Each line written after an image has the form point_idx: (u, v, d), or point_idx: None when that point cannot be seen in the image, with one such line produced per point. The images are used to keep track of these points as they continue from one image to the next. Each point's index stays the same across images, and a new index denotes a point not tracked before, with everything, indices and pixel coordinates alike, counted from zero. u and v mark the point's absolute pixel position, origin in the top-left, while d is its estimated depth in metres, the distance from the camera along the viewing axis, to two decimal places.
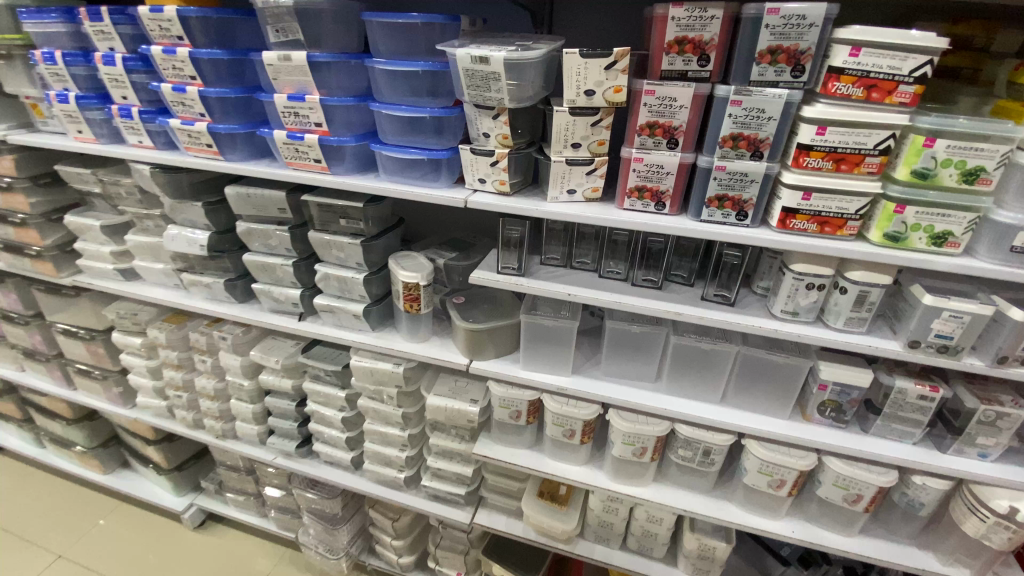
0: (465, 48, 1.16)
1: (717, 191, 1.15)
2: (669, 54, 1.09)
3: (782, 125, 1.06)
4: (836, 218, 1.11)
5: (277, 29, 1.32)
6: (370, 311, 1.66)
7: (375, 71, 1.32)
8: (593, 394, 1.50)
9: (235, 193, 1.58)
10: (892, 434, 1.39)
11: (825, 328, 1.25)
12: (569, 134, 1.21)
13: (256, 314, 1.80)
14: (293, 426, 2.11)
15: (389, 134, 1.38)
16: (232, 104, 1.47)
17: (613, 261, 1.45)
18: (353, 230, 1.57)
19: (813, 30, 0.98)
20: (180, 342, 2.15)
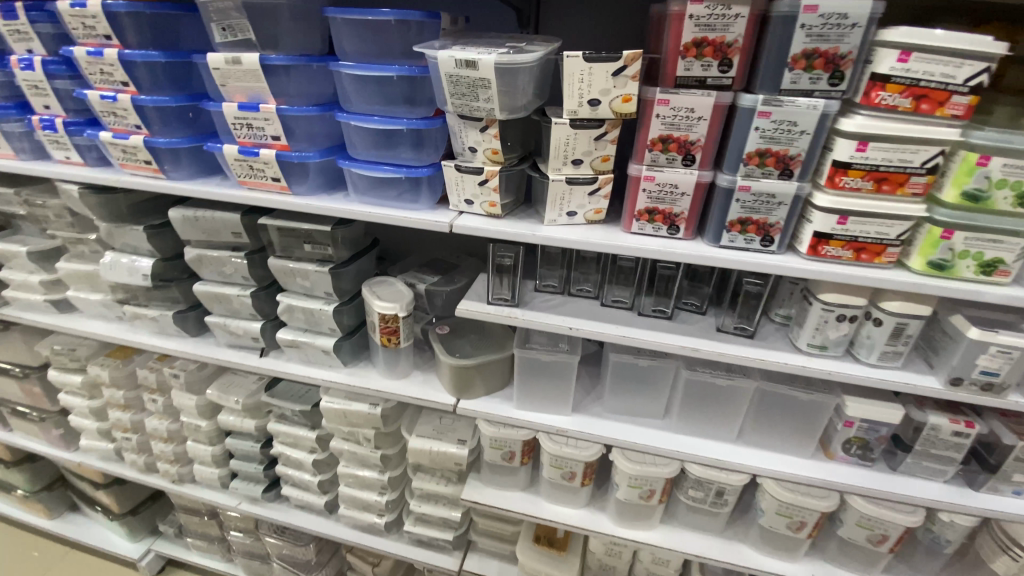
0: (448, 50, 0.99)
1: (740, 214, 1.01)
2: (685, 58, 0.94)
3: (816, 140, 0.93)
4: (875, 244, 0.98)
5: (224, 26, 1.13)
6: (342, 345, 1.47)
7: (341, 76, 1.14)
8: (597, 436, 1.35)
9: (179, 216, 1.37)
10: (923, 472, 1.28)
11: (856, 363, 1.13)
12: (570, 150, 1.05)
13: (210, 350, 1.58)
14: (258, 469, 1.90)
15: (360, 148, 1.20)
16: (174, 114, 1.27)
17: (617, 288, 1.30)
18: (320, 256, 1.37)
19: (855, 31, 0.85)
20: (126, 381, 1.93)
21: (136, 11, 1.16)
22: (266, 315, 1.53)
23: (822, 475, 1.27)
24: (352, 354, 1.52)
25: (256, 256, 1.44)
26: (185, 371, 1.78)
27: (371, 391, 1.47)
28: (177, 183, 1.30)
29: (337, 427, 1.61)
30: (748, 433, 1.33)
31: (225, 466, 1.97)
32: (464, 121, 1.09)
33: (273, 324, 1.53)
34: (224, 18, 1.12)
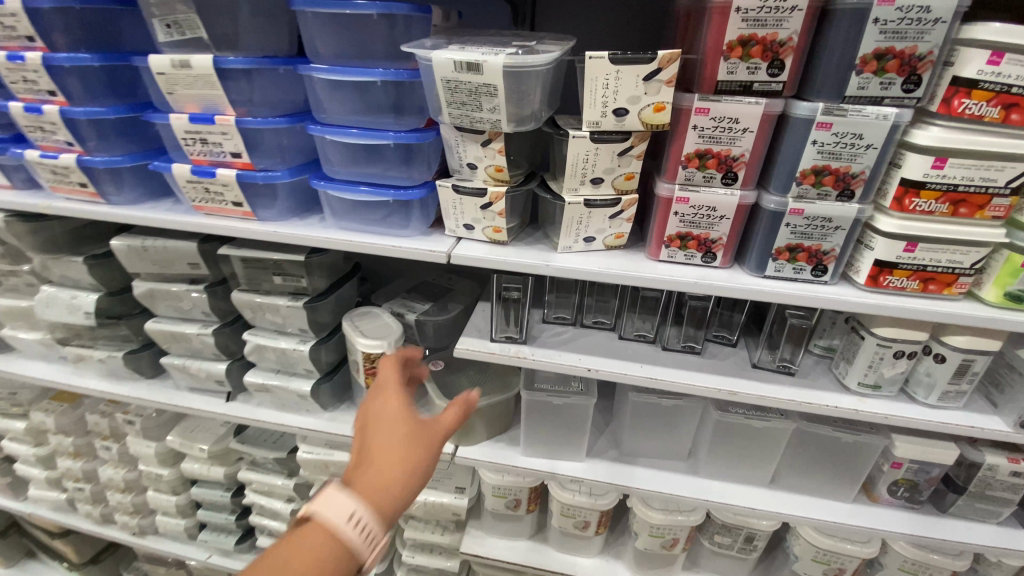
0: (444, 51, 0.82)
1: (789, 241, 0.87)
2: (728, 58, 0.79)
3: (883, 155, 0.79)
4: (945, 274, 0.85)
5: (168, 22, 0.93)
6: (321, 389, 1.28)
7: (313, 81, 0.96)
8: (615, 485, 1.20)
9: (123, 246, 1.17)
10: (974, 514, 1.16)
11: (911, 403, 1.00)
12: (589, 167, 0.89)
13: (168, 396, 1.38)
14: (230, 520, 1.69)
15: (337, 165, 1.02)
16: (113, 128, 1.07)
17: (638, 318, 1.17)
18: (292, 289, 1.19)
19: (938, 28, 0.72)
20: (75, 427, 1.71)
21: (62, 6, 0.96)
22: (233, 354, 1.34)
23: (868, 523, 1.14)
24: (333, 397, 1.33)
25: (218, 288, 1.25)
26: (142, 415, 1.56)
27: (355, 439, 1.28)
28: (120, 208, 1.10)
29: (316, 478, 1.42)
30: (783, 475, 1.20)
31: (192, 516, 1.75)
32: (462, 134, 0.93)
33: (240, 364, 1.34)
34: (168, 12, 0.92)
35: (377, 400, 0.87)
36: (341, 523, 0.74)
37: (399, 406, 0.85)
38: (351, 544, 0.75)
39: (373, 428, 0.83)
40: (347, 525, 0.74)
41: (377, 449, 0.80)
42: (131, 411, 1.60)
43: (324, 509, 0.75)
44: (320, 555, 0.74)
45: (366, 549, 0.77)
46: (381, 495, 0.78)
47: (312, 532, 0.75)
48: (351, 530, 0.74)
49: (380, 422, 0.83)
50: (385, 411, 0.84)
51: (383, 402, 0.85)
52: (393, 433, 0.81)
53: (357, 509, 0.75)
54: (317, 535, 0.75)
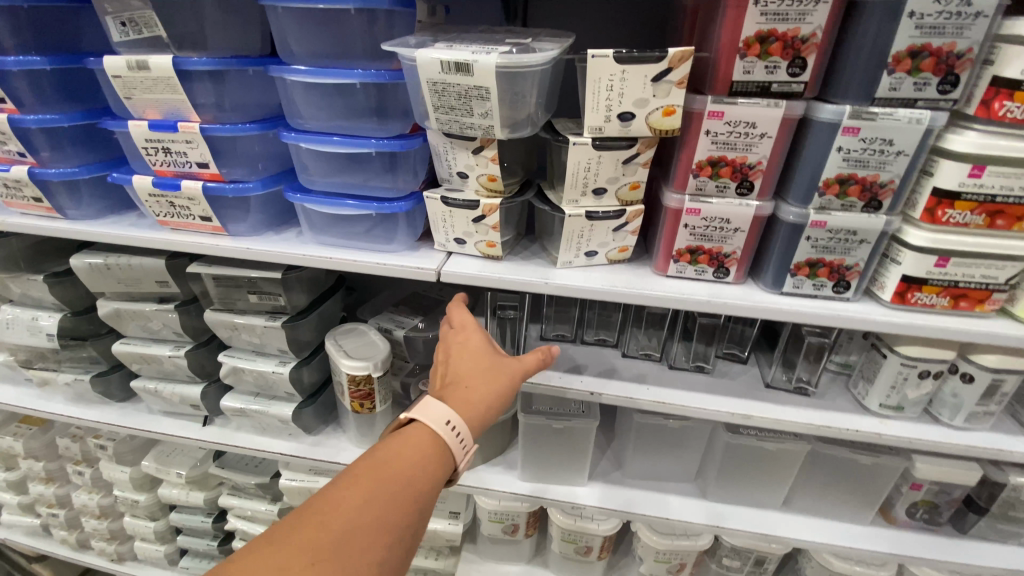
0: (430, 49, 0.74)
1: (810, 255, 0.80)
2: (744, 56, 0.71)
3: (914, 163, 0.73)
4: (978, 290, 0.78)
5: (122, 20, 0.84)
6: (303, 413, 1.19)
7: (286, 84, 0.87)
8: (619, 511, 1.12)
9: (84, 265, 1.09)
10: (996, 535, 1.08)
11: (936, 425, 0.93)
12: (591, 177, 0.82)
13: (140, 421, 1.28)
14: (212, 546, 1.56)
15: (315, 175, 0.93)
16: (68, 136, 0.98)
17: (644, 334, 1.10)
18: (269, 307, 1.10)
19: (980, 22, 0.65)
20: (47, 451, 1.57)
21: (8, 6, 0.86)
22: (209, 376, 1.25)
23: (887, 548, 1.06)
24: (318, 419, 1.25)
25: (190, 307, 1.16)
26: (115, 439, 1.46)
27: (340, 466, 1.19)
28: (78, 225, 1.01)
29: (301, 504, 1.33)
30: (797, 498, 1.13)
31: (174, 541, 1.61)
32: (451, 140, 0.84)
33: (217, 386, 1.25)
34: (123, 9, 0.84)
35: (457, 334, 0.85)
36: (441, 429, 0.73)
37: (480, 335, 0.84)
38: (447, 450, 0.73)
39: (454, 360, 0.82)
40: (448, 431, 0.73)
41: (463, 377, 0.79)
42: (103, 434, 1.49)
43: (425, 417, 0.74)
44: (422, 455, 0.71)
45: (461, 456, 0.75)
46: (472, 410, 0.76)
47: (411, 437, 0.73)
48: (451, 437, 0.73)
49: (463, 350, 0.82)
50: (466, 341, 0.83)
51: (464, 337, 0.84)
52: (475, 360, 0.81)
53: (454, 417, 0.74)
54: (417, 439, 0.72)
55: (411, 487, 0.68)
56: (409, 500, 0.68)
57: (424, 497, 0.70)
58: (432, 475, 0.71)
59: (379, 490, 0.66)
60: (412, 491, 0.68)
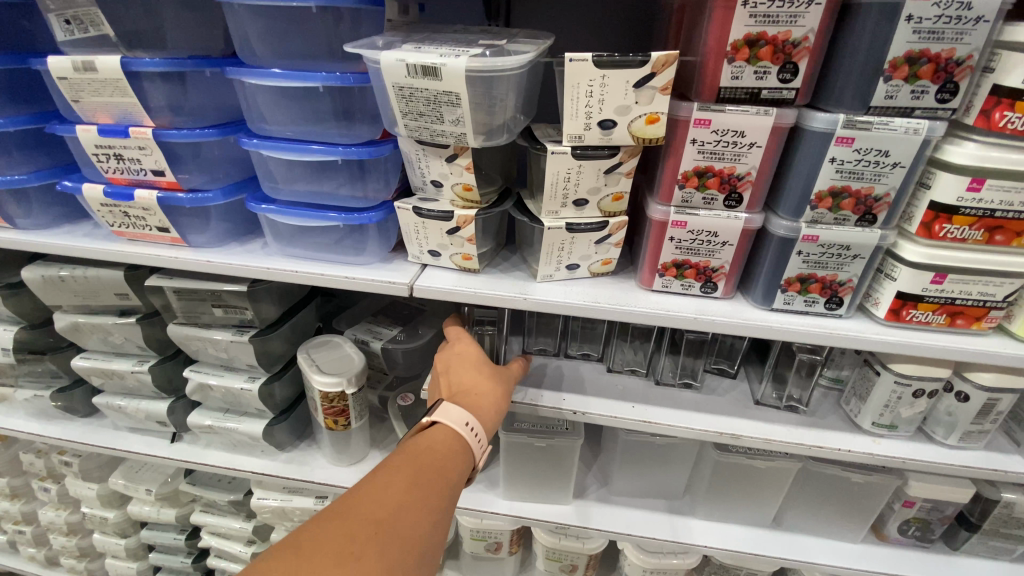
0: (397, 51, 0.69)
1: (801, 270, 0.76)
2: (733, 61, 0.67)
3: (910, 175, 0.69)
4: (975, 307, 0.74)
5: (66, 17, 0.79)
6: (275, 431, 1.13)
7: (246, 87, 0.81)
8: (604, 531, 1.08)
9: (37, 277, 1.04)
10: (986, 552, 1.04)
11: (930, 444, 0.90)
12: (571, 187, 0.77)
13: (103, 439, 1.22)
14: (185, 564, 1.45)
15: (281, 184, 0.88)
16: (13, 141, 0.92)
17: (630, 348, 1.06)
18: (236, 321, 1.04)
19: (980, 28, 0.61)
20: (10, 466, 1.49)
21: None
22: (176, 391, 1.19)
23: (879, 567, 1.03)
24: (293, 436, 1.19)
25: (153, 320, 1.10)
26: (79, 456, 1.40)
27: (314, 485, 1.13)
28: (27, 235, 0.96)
29: (275, 523, 1.27)
30: (787, 515, 1.10)
31: (146, 559, 1.50)
32: (423, 147, 0.79)
33: (185, 402, 1.19)
34: (66, 6, 0.78)
35: (453, 347, 0.87)
36: (461, 429, 0.74)
37: (476, 347, 0.87)
38: (468, 448, 0.74)
39: (453, 370, 0.84)
40: (466, 429, 0.74)
41: (469, 383, 0.81)
42: (68, 450, 1.42)
43: (445, 418, 0.74)
44: (448, 453, 0.71)
45: (478, 455, 0.76)
46: (484, 411, 0.78)
47: (435, 437, 0.72)
48: (470, 436, 0.74)
49: (463, 361, 0.85)
50: (463, 353, 0.86)
51: (461, 348, 0.87)
52: (477, 369, 0.84)
53: (472, 418, 0.75)
54: (438, 439, 0.72)
55: (444, 478, 0.68)
56: (444, 488, 0.68)
57: (457, 488, 0.70)
58: (460, 470, 0.71)
59: (420, 475, 0.67)
60: (445, 480, 0.68)
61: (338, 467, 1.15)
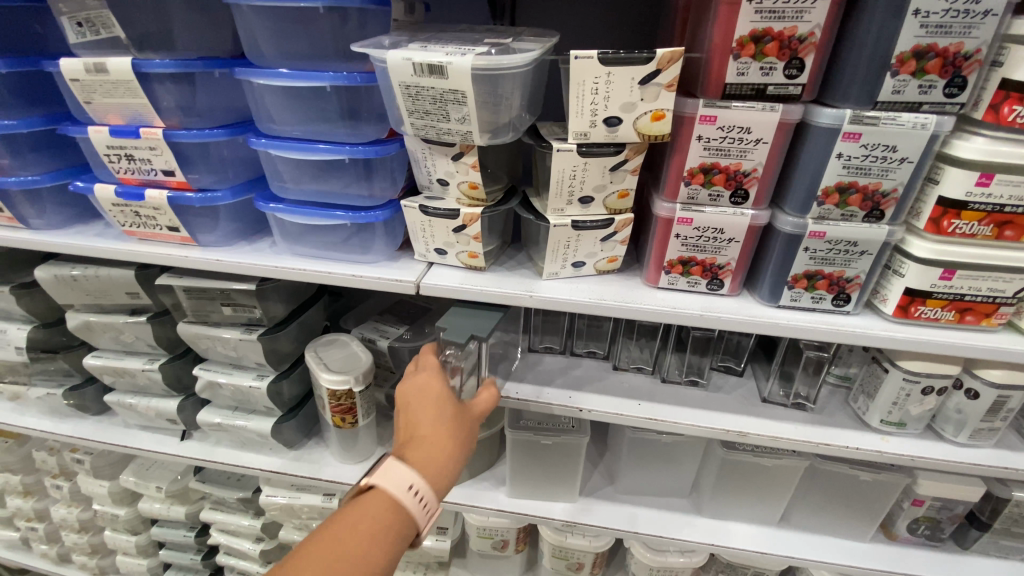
0: (402, 50, 0.69)
1: (808, 267, 0.76)
2: (738, 57, 0.67)
3: (918, 171, 0.69)
4: (985, 303, 0.74)
5: (79, 20, 0.80)
6: (283, 429, 1.13)
7: (255, 87, 0.82)
8: (610, 529, 1.08)
9: (51, 276, 1.06)
10: (997, 551, 1.03)
11: (939, 442, 0.89)
12: (577, 185, 0.77)
13: (115, 436, 1.23)
14: (195, 560, 1.46)
15: (288, 183, 0.88)
16: (27, 143, 0.93)
17: (635, 345, 1.06)
18: (245, 320, 1.05)
19: (988, 21, 0.61)
20: (24, 464, 1.51)
21: None
22: (186, 389, 1.20)
23: (888, 566, 1.02)
24: (300, 433, 1.20)
25: (163, 319, 1.11)
26: (91, 453, 1.41)
27: (322, 483, 1.13)
28: (40, 235, 0.97)
29: (283, 521, 1.28)
30: (794, 513, 1.09)
31: (157, 555, 1.52)
32: (429, 146, 0.80)
33: (194, 400, 1.20)
34: (78, 9, 0.79)
35: (414, 380, 0.80)
36: (402, 494, 0.70)
37: (440, 382, 0.80)
38: (410, 514, 0.71)
39: (413, 406, 0.78)
40: (409, 495, 0.71)
41: (425, 430, 0.76)
42: (80, 448, 1.44)
43: (385, 481, 0.71)
44: (385, 523, 0.69)
45: (424, 516, 0.73)
46: (434, 470, 0.74)
47: (372, 503, 0.70)
48: (413, 502, 0.71)
49: (422, 399, 0.78)
50: (422, 394, 0.78)
51: (424, 381, 0.80)
52: (435, 415, 0.76)
53: (417, 482, 0.72)
54: (377, 505, 0.70)
55: (375, 551, 0.67)
56: (374, 561, 0.66)
57: (391, 555, 0.68)
58: (397, 536, 0.70)
59: (347, 551, 0.65)
60: (376, 552, 0.67)
61: (346, 465, 1.16)
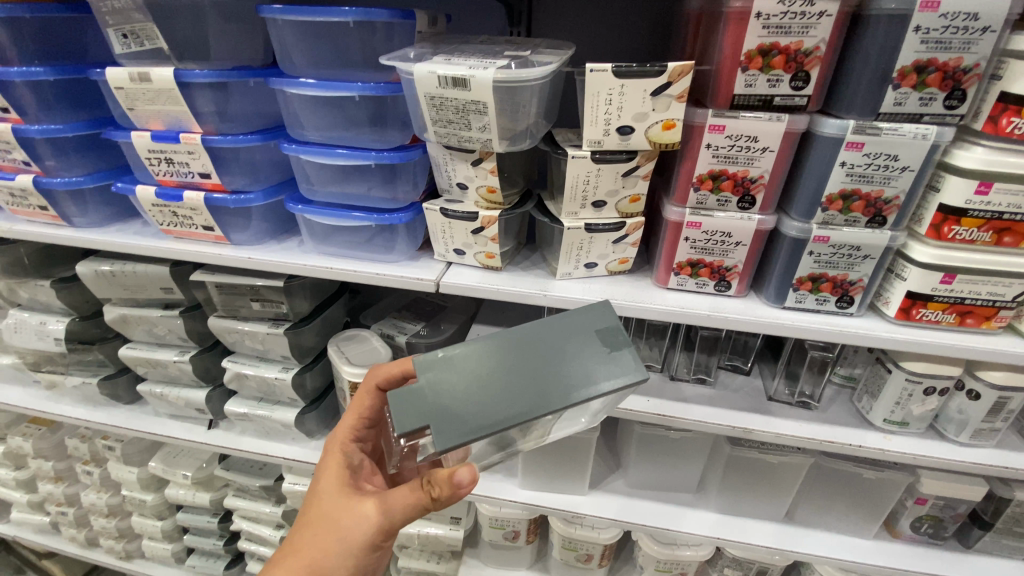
0: (428, 63, 0.74)
1: (812, 270, 0.79)
2: (746, 70, 0.70)
3: (919, 179, 0.72)
4: (985, 307, 0.76)
5: (123, 32, 0.85)
6: (305, 419, 1.19)
7: (287, 95, 0.87)
8: (618, 521, 1.12)
9: (90, 271, 1.12)
10: (1000, 550, 1.05)
11: (941, 441, 0.91)
12: (590, 190, 0.81)
13: (146, 424, 1.29)
14: (218, 545, 1.52)
15: (316, 185, 0.94)
16: (73, 146, 1.00)
17: (645, 344, 1.09)
18: (272, 315, 1.11)
19: (987, 37, 0.64)
20: (56, 450, 1.56)
21: (12, 17, 0.88)
22: (213, 380, 1.26)
23: (893, 563, 1.04)
24: (320, 424, 1.25)
25: (194, 313, 1.17)
26: (122, 441, 1.47)
27: None
28: (82, 233, 1.04)
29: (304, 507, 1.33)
30: (799, 511, 1.12)
31: (181, 541, 1.57)
32: (450, 152, 0.84)
33: (221, 390, 1.26)
34: (124, 21, 0.84)
35: (321, 470, 0.80)
36: None
37: (329, 481, 0.78)
38: None
39: (309, 500, 0.77)
40: None
41: (292, 535, 0.73)
42: (111, 435, 1.49)
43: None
44: None
45: None
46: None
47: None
48: None
49: (311, 496, 0.77)
50: (313, 492, 0.77)
51: (324, 475, 0.79)
52: (305, 519, 0.74)
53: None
54: None
55: None
56: None
57: None
58: None
59: None
60: None
61: None
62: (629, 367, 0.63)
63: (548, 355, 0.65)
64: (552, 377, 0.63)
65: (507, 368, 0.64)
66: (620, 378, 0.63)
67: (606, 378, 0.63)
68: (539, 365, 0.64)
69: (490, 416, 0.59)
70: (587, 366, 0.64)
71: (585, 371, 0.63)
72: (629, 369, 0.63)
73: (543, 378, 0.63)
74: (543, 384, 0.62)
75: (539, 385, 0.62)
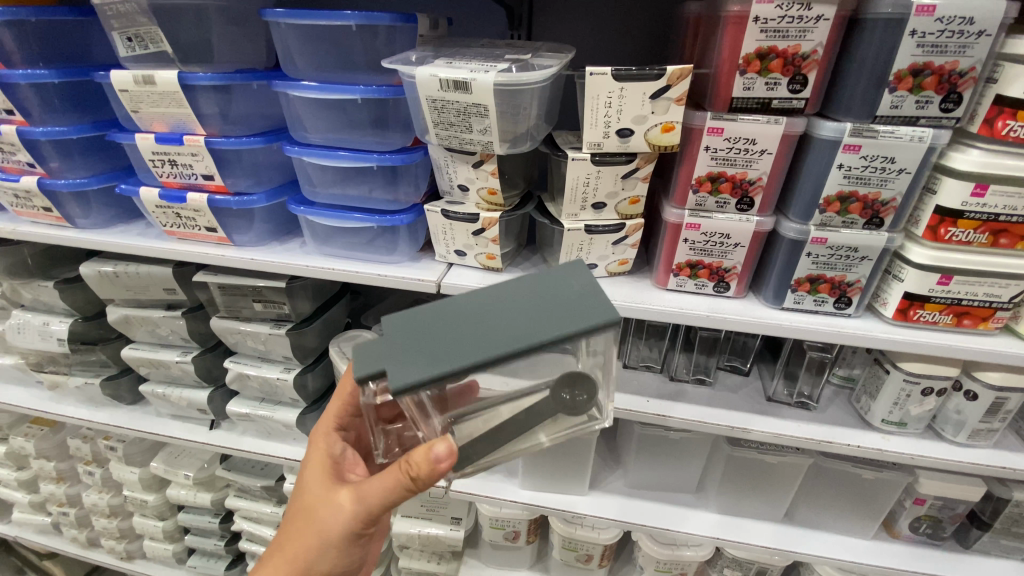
0: (429, 67, 0.74)
1: (810, 271, 0.80)
2: (744, 73, 0.71)
3: (916, 181, 0.72)
4: (981, 308, 0.77)
5: (128, 35, 0.86)
6: (306, 419, 1.19)
7: (289, 98, 0.88)
8: (618, 521, 1.12)
9: (93, 273, 1.13)
10: (998, 550, 1.06)
11: (939, 441, 0.92)
12: (590, 192, 0.82)
13: (147, 424, 1.30)
14: (219, 545, 1.52)
15: (318, 187, 0.94)
16: (77, 148, 1.01)
17: (645, 344, 1.09)
18: (274, 315, 1.11)
19: (982, 41, 0.65)
20: (58, 451, 1.57)
21: (17, 20, 0.88)
22: (215, 380, 1.26)
23: (891, 563, 1.05)
24: None
25: (197, 314, 1.18)
26: (124, 441, 1.47)
27: None
28: (86, 234, 1.05)
29: None
30: (798, 511, 1.13)
31: (182, 541, 1.58)
32: (451, 154, 0.85)
33: (223, 391, 1.27)
34: (129, 25, 0.85)
35: (306, 464, 0.82)
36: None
37: (312, 475, 0.79)
38: None
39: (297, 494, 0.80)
40: None
41: (283, 529, 0.77)
42: (113, 435, 1.50)
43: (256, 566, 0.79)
44: None
45: None
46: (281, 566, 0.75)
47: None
48: None
49: (298, 491, 0.80)
50: (299, 487, 0.80)
51: (308, 470, 0.80)
52: (293, 513, 0.77)
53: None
54: None
55: None
56: None
57: None
58: None
59: None
60: None
61: None
62: (607, 308, 0.57)
63: (519, 302, 0.60)
64: (519, 320, 0.57)
65: (475, 316, 0.59)
66: (598, 315, 0.56)
67: (581, 317, 0.56)
68: (507, 310, 0.59)
69: (448, 356, 0.55)
70: (559, 309, 0.58)
71: (557, 313, 0.57)
72: (605, 310, 0.57)
73: (511, 323, 0.57)
74: (510, 326, 0.57)
75: (505, 327, 0.57)
